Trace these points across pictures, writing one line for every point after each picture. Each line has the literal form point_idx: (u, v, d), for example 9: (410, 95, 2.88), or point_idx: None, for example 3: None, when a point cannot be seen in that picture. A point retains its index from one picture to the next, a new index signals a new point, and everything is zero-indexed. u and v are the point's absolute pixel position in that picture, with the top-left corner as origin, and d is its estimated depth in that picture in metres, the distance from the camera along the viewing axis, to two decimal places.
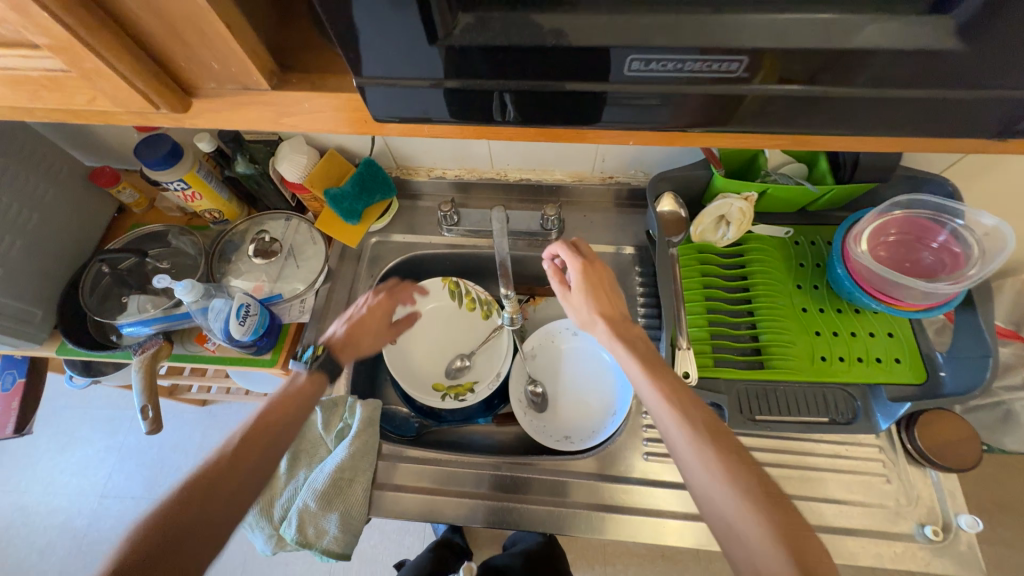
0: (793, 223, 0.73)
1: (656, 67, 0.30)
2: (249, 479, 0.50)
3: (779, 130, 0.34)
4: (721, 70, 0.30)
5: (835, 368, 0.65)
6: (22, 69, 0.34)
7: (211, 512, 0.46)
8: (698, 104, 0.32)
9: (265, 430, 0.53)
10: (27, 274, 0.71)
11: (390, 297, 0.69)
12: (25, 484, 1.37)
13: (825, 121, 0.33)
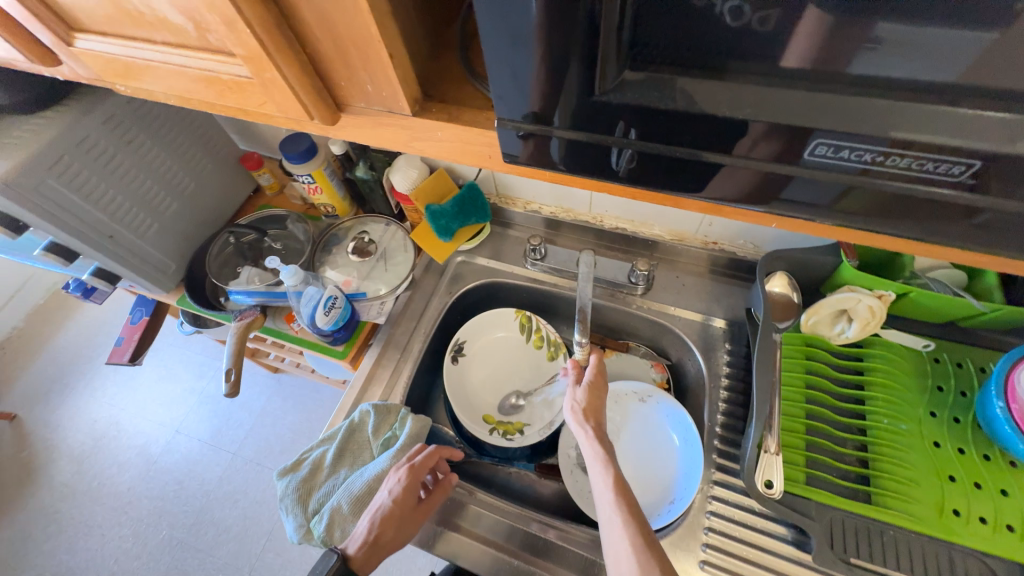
0: (935, 337, 0.62)
1: (847, 155, 0.26)
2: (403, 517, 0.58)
3: (972, 244, 0.29)
4: (963, 178, 0.25)
5: (972, 530, 0.52)
6: (216, 72, 0.31)
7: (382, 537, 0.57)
8: (882, 201, 0.28)
9: None
10: (174, 233, 0.83)
11: (415, 473, 0.60)
12: (124, 401, 1.58)
13: (1001, 244, 0.28)
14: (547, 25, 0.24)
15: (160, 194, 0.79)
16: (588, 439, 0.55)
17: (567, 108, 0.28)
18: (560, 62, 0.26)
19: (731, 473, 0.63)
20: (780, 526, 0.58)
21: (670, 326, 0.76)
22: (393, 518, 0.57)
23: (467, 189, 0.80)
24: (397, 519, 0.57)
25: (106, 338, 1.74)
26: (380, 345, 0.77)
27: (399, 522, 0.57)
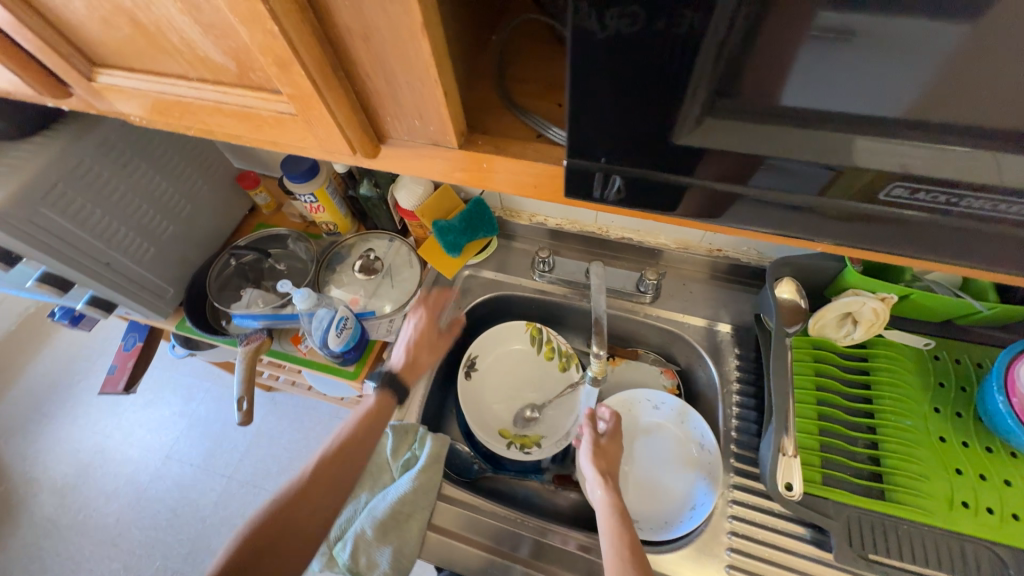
0: (935, 335, 0.65)
1: (925, 197, 0.27)
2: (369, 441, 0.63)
3: (984, 265, 0.31)
4: (994, 210, 0.27)
5: (981, 521, 0.54)
6: (258, 110, 0.31)
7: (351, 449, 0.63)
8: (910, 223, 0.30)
9: (368, 423, 0.64)
10: (171, 257, 0.80)
11: (428, 307, 0.76)
12: (109, 428, 1.52)
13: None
14: (604, 66, 0.25)
15: (156, 218, 0.77)
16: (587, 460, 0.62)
17: (617, 142, 0.29)
18: (612, 98, 0.27)
19: (749, 477, 0.64)
20: (801, 527, 0.59)
21: (679, 333, 0.78)
22: (421, 348, 0.72)
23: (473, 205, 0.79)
24: (418, 336, 0.72)
25: (87, 362, 1.67)
26: (392, 364, 0.76)
27: (427, 349, 0.73)
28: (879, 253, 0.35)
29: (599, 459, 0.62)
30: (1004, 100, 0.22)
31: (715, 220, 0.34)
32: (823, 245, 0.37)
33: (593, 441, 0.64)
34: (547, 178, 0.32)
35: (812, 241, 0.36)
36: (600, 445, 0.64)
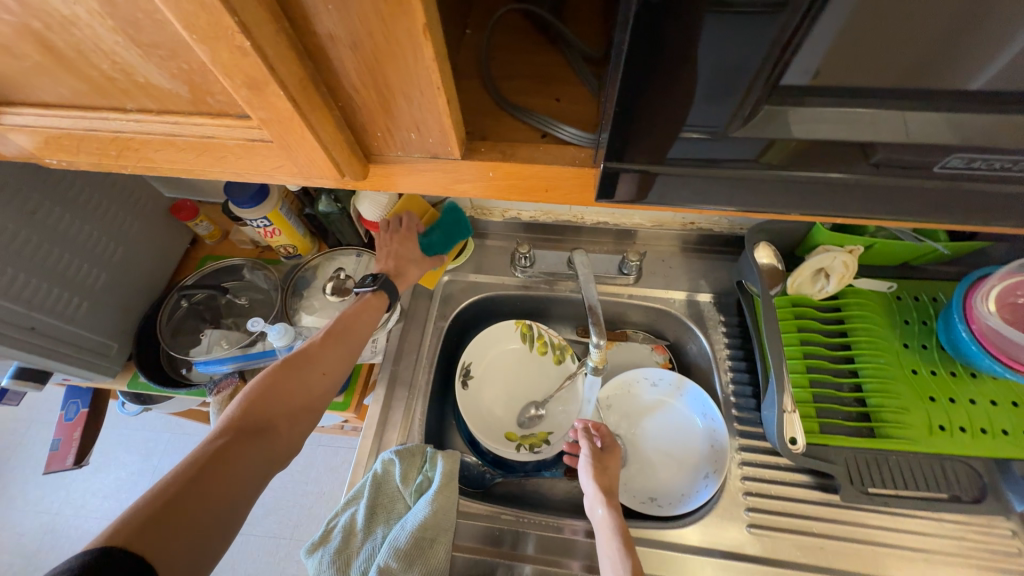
0: (895, 277, 0.70)
1: (976, 165, 0.30)
2: (344, 354, 0.62)
3: (960, 215, 0.34)
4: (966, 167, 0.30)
5: (958, 440, 0.60)
6: (220, 138, 0.29)
7: (329, 353, 0.61)
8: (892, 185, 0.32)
9: (338, 341, 0.62)
10: (109, 307, 0.71)
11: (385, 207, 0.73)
12: (57, 505, 1.35)
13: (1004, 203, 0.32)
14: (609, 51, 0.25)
15: (86, 267, 0.68)
16: (589, 474, 0.62)
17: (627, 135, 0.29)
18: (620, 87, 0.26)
19: (753, 437, 0.67)
20: (805, 475, 0.63)
21: (665, 309, 0.79)
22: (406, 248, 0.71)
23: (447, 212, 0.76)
24: (400, 250, 0.70)
25: (15, 436, 1.47)
26: (384, 386, 0.72)
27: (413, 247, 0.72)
28: (873, 215, 0.36)
29: (602, 472, 0.62)
30: (975, 53, 0.25)
31: (718, 202, 0.35)
32: (820, 214, 0.38)
33: (596, 455, 0.64)
34: (556, 178, 0.30)
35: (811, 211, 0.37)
36: (603, 459, 0.63)
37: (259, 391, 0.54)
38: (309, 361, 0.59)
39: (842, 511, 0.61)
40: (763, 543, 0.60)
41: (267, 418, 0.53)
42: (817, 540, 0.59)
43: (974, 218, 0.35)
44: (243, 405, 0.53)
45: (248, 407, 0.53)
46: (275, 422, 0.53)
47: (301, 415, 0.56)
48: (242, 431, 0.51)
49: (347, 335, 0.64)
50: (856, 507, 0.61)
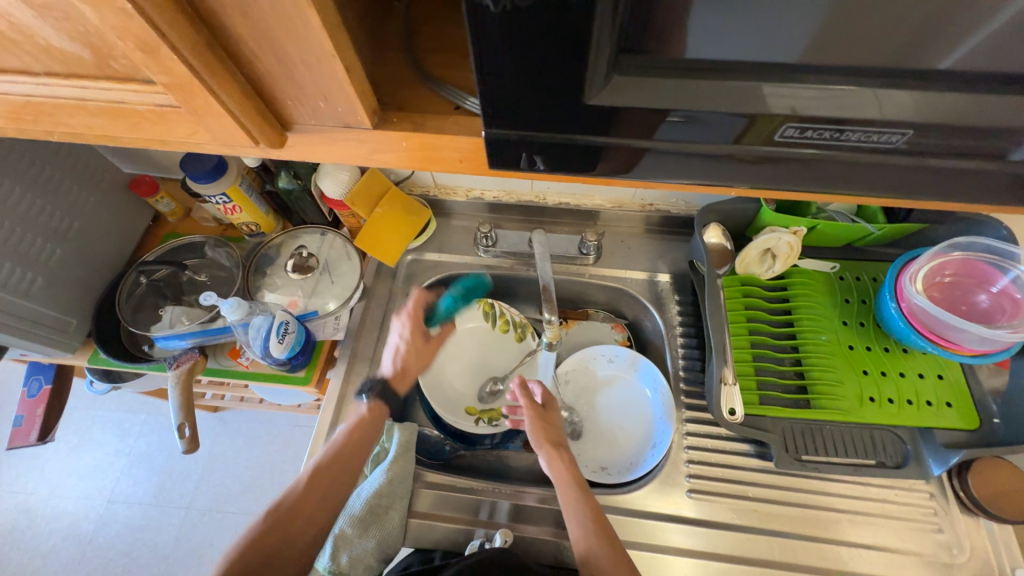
0: (839, 257, 0.73)
1: (811, 135, 0.31)
2: (340, 484, 0.58)
3: (863, 191, 0.36)
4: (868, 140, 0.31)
5: (885, 410, 0.64)
6: (130, 103, 0.30)
7: (323, 482, 0.57)
8: (798, 161, 0.34)
9: (338, 464, 0.58)
10: (65, 283, 0.71)
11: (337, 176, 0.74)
12: (31, 485, 1.35)
13: (892, 182, 0.34)
14: (511, 34, 0.26)
15: (40, 243, 0.67)
16: (534, 431, 0.64)
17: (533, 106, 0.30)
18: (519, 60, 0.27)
19: (698, 409, 0.70)
20: (745, 444, 0.67)
21: (623, 288, 0.81)
22: (421, 355, 0.65)
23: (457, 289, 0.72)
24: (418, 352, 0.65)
25: None
26: (345, 362, 0.74)
27: (428, 357, 0.66)
28: (783, 190, 0.38)
29: (546, 430, 0.64)
30: (853, 37, 0.26)
31: (635, 176, 0.36)
32: (737, 189, 0.40)
33: (535, 412, 0.66)
34: (470, 147, 0.32)
35: (726, 186, 0.39)
36: (542, 415, 0.66)
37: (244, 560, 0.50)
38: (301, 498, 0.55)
39: (777, 477, 0.65)
40: (702, 506, 0.64)
41: None
42: (751, 503, 0.63)
43: (874, 193, 0.37)
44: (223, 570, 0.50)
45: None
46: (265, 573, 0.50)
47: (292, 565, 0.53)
48: None
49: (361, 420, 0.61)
50: (788, 474, 0.64)
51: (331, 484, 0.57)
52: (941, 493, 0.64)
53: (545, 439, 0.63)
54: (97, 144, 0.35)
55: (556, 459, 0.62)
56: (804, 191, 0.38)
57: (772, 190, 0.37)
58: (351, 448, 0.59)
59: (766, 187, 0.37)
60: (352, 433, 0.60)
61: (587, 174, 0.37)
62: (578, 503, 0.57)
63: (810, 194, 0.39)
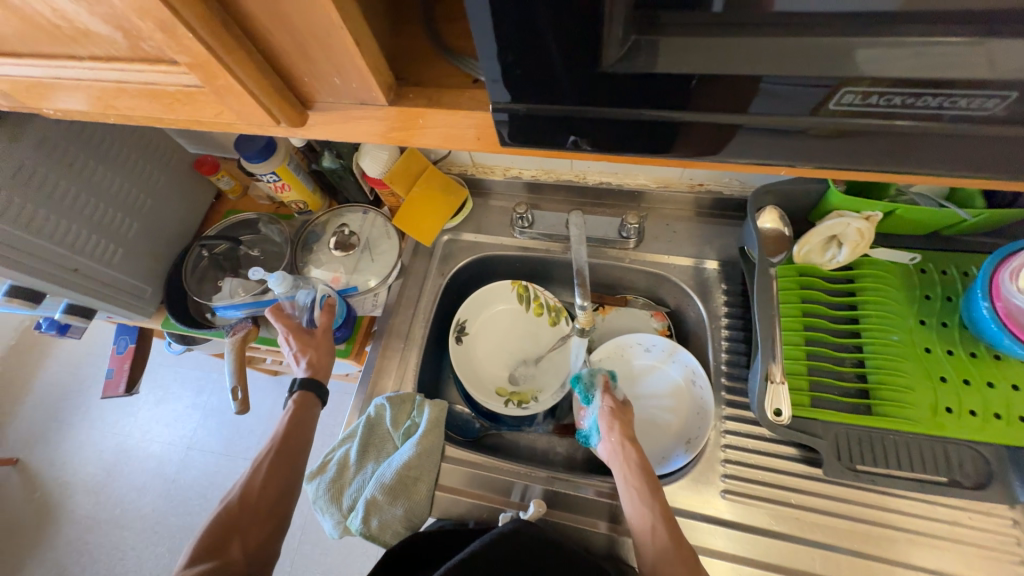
0: (922, 247, 0.63)
1: (876, 100, 0.26)
2: (303, 446, 0.62)
3: (952, 173, 0.30)
4: (968, 107, 0.25)
5: (968, 423, 0.55)
6: (160, 84, 0.31)
7: (293, 445, 0.61)
8: (866, 135, 0.28)
9: (296, 437, 0.62)
10: (142, 254, 0.78)
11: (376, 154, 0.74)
12: (128, 428, 1.56)
13: (1010, 159, 0.28)
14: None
15: (118, 217, 0.74)
16: (618, 436, 0.61)
17: (552, 76, 0.27)
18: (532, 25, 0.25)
19: (739, 406, 0.66)
20: (791, 448, 0.62)
21: (665, 275, 0.77)
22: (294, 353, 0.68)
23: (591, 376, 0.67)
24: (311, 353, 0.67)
25: (91, 367, 1.70)
26: (382, 338, 0.77)
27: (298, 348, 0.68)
28: (848, 171, 0.33)
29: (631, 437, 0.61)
30: None
31: (673, 155, 0.33)
32: (793, 170, 0.35)
33: (620, 417, 0.63)
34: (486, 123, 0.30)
35: (777, 167, 0.34)
36: (625, 420, 0.62)
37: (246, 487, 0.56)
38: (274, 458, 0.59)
39: (828, 485, 0.59)
40: (738, 509, 0.60)
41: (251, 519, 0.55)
42: (793, 510, 0.59)
43: (967, 176, 0.31)
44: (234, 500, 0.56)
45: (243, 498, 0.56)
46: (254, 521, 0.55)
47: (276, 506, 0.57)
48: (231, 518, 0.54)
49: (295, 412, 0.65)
50: (840, 483, 0.59)
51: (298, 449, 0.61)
52: None
53: (630, 446, 0.60)
54: (143, 125, 0.38)
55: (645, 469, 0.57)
56: (876, 172, 0.33)
57: (835, 168, 0.32)
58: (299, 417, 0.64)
59: (827, 166, 0.32)
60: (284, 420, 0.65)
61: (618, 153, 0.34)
62: (647, 493, 0.54)
63: (885, 176, 0.33)
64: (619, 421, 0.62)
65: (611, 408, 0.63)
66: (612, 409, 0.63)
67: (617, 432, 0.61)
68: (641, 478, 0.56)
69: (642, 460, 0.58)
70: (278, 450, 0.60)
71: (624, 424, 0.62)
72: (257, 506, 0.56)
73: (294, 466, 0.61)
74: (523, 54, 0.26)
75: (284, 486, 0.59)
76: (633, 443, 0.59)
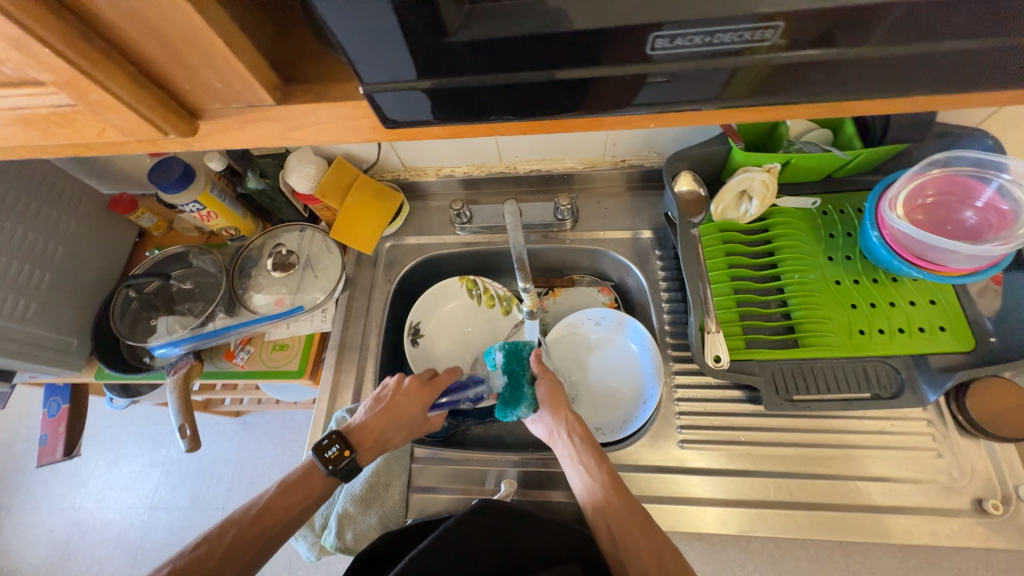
0: (820, 191, 0.70)
1: (683, 42, 0.28)
2: (284, 527, 0.52)
3: (797, 107, 0.34)
4: (755, 40, 0.28)
5: (876, 340, 0.62)
6: (31, 108, 0.31)
7: (274, 524, 0.52)
8: (713, 87, 0.31)
9: (276, 522, 0.52)
10: (62, 305, 0.73)
11: (300, 169, 0.72)
12: (79, 500, 1.44)
13: (838, 89, 0.31)
14: None
15: (25, 269, 0.69)
16: (557, 413, 0.62)
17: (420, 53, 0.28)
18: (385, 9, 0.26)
19: (685, 360, 0.70)
20: (735, 391, 0.66)
21: (604, 250, 0.80)
22: (377, 418, 0.59)
23: (503, 347, 0.68)
24: (393, 430, 0.59)
25: (26, 443, 1.55)
26: (336, 352, 0.76)
27: (385, 418, 0.59)
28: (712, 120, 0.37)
29: (570, 412, 0.62)
30: None
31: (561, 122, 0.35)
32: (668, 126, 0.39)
33: (554, 393, 0.63)
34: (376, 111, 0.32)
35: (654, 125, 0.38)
36: (561, 396, 0.63)
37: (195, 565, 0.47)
38: (244, 530, 0.50)
39: (772, 418, 0.64)
40: (696, 455, 0.64)
41: None
42: (745, 447, 0.63)
43: (810, 111, 0.35)
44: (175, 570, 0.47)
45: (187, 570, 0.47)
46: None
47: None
48: None
49: (317, 475, 0.56)
50: (781, 414, 0.64)
51: (280, 522, 0.52)
52: (938, 419, 0.63)
53: (570, 421, 0.61)
54: (26, 157, 0.36)
55: (588, 441, 0.59)
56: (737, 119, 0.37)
57: (699, 118, 0.36)
58: (302, 495, 0.54)
59: (691, 117, 0.36)
60: (296, 471, 0.56)
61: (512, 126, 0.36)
62: (594, 466, 0.56)
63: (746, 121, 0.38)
64: (554, 397, 0.63)
65: (546, 386, 0.64)
66: (546, 389, 0.64)
67: (555, 410, 0.62)
68: (586, 452, 0.58)
69: (584, 433, 0.60)
70: (247, 531, 0.50)
71: (560, 401, 0.63)
72: None
73: (259, 552, 0.51)
74: (385, 40, 0.27)
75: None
76: (574, 420, 0.61)
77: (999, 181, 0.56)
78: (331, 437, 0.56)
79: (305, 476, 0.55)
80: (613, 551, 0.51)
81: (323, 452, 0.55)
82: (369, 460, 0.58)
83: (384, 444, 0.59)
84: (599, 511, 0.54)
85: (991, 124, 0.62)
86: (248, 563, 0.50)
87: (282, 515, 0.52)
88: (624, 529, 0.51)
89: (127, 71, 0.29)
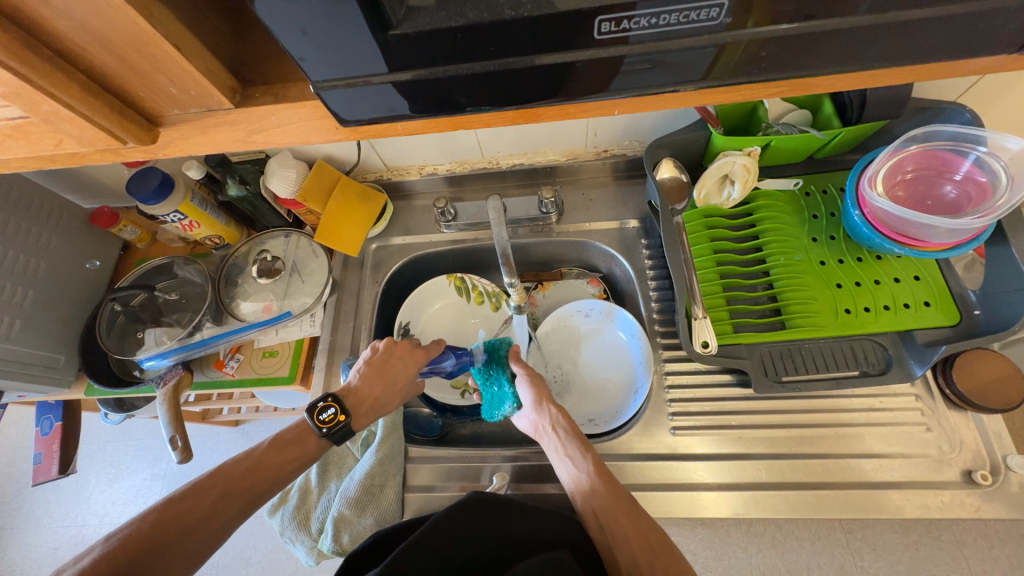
0: (802, 172, 0.70)
1: (631, 24, 0.28)
2: (277, 478, 0.51)
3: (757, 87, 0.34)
4: (701, 19, 0.28)
5: (862, 319, 0.62)
6: None
7: (267, 476, 0.51)
8: (669, 74, 0.31)
9: (267, 476, 0.51)
10: (47, 322, 0.73)
11: (279, 174, 0.72)
12: (82, 518, 1.43)
13: (792, 69, 0.31)
14: None
15: (8, 286, 0.68)
16: (541, 407, 0.62)
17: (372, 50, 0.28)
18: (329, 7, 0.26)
19: (674, 347, 0.70)
20: (725, 375, 0.67)
21: (590, 241, 0.80)
22: (372, 381, 0.59)
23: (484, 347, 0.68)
24: (387, 394, 0.59)
25: (25, 463, 1.54)
26: (326, 356, 0.76)
27: (380, 381, 0.59)
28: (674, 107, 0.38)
29: (554, 405, 0.61)
30: None
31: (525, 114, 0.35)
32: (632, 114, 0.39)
33: (537, 389, 0.63)
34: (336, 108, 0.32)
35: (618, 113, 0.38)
36: (545, 390, 0.63)
37: (184, 511, 0.46)
38: (233, 482, 0.49)
39: (762, 400, 0.65)
40: (688, 441, 0.64)
41: (171, 544, 0.45)
42: (737, 430, 0.64)
43: (772, 92, 0.35)
44: (162, 514, 0.45)
45: (175, 515, 0.46)
46: (171, 556, 0.44)
47: (206, 543, 0.46)
48: (151, 544, 0.44)
49: (310, 437, 0.55)
50: (772, 396, 0.64)
51: (273, 473, 0.51)
52: (926, 393, 0.63)
53: (554, 414, 0.60)
54: None
55: (573, 432, 0.59)
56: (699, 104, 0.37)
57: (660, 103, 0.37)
58: (294, 455, 0.53)
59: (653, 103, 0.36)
60: (288, 431, 0.54)
61: (479, 120, 0.36)
62: (579, 455, 0.56)
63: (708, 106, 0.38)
64: (538, 392, 0.63)
65: (530, 381, 0.64)
66: (529, 384, 0.64)
67: (540, 404, 0.62)
68: (571, 443, 0.58)
69: (569, 424, 0.59)
70: (239, 478, 0.49)
71: (545, 394, 0.63)
72: (189, 529, 0.46)
73: (248, 503, 0.49)
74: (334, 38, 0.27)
75: (220, 525, 0.47)
76: (559, 412, 0.61)
77: (976, 155, 0.56)
78: (326, 399, 0.55)
79: (297, 438, 0.54)
80: (603, 539, 0.51)
81: (317, 414, 0.54)
82: (364, 425, 0.58)
83: (377, 409, 0.59)
84: (588, 501, 0.54)
85: (967, 96, 0.62)
86: (231, 519, 0.48)
87: (271, 473, 0.51)
88: (612, 518, 0.51)
89: (79, 81, 0.29)
